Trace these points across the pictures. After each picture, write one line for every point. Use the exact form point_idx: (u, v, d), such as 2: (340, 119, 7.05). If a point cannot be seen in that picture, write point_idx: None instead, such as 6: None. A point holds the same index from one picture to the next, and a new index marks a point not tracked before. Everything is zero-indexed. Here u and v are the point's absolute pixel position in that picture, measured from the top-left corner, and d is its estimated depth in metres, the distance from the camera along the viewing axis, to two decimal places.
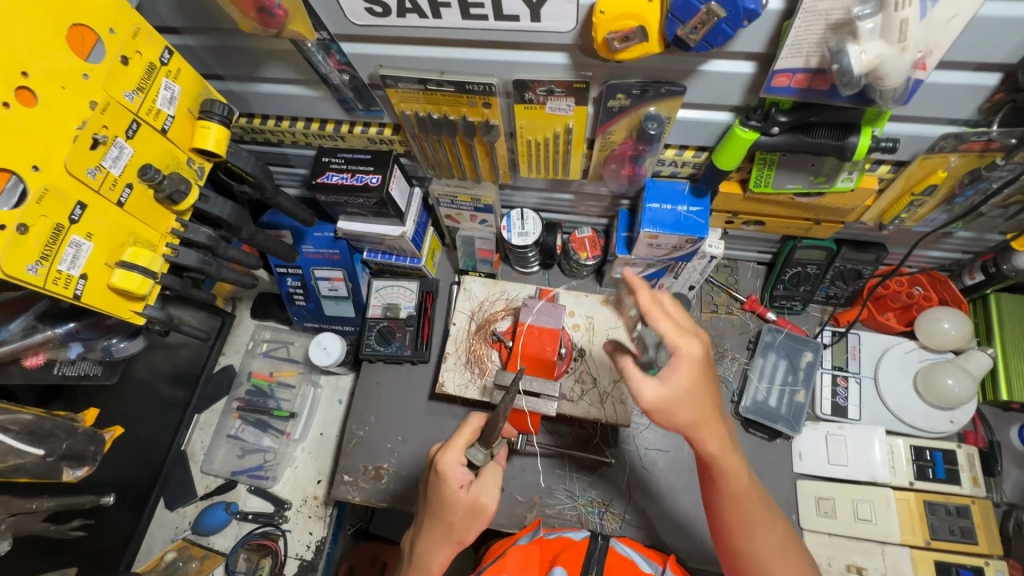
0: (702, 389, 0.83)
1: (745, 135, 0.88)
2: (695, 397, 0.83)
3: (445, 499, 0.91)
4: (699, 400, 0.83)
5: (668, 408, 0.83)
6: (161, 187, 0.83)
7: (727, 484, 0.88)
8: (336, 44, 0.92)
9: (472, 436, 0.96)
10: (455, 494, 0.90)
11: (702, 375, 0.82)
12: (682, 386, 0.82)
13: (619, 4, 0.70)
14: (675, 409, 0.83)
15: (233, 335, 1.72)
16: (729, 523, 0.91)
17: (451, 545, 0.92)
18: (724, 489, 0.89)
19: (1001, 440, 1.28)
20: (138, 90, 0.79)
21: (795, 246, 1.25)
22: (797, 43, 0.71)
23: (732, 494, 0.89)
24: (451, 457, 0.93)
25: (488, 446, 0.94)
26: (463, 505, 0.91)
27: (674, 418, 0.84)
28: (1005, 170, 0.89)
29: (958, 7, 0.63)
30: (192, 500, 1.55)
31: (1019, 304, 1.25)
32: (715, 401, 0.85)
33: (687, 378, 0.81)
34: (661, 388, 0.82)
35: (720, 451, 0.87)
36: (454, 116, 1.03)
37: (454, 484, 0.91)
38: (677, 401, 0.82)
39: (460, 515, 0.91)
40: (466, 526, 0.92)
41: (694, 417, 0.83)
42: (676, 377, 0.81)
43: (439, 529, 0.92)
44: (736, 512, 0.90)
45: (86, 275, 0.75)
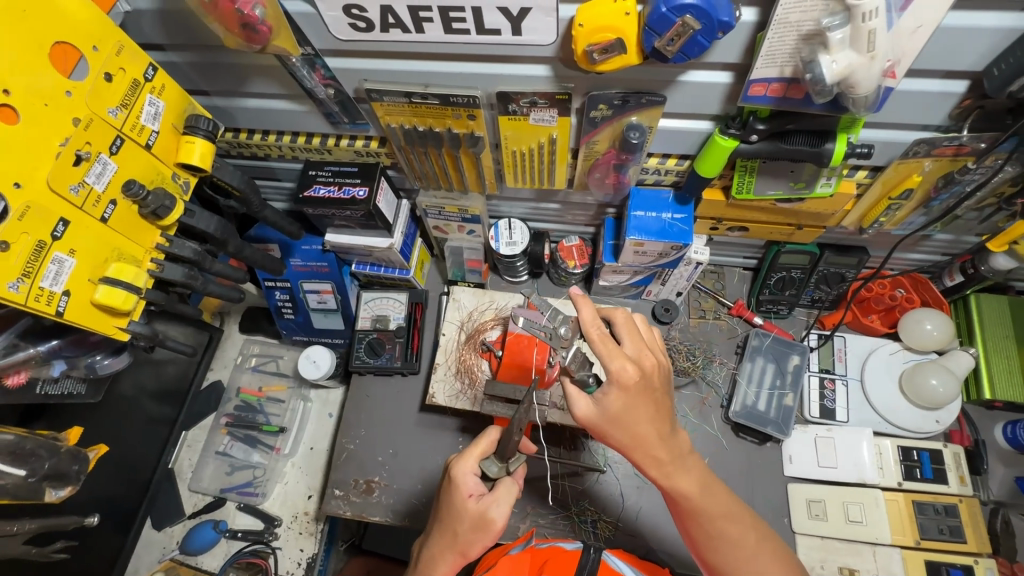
0: (635, 410, 0.84)
1: (724, 143, 0.90)
2: (628, 419, 0.85)
3: (453, 508, 0.91)
4: (634, 422, 0.85)
5: (602, 429, 0.86)
6: (145, 203, 0.83)
7: (678, 501, 0.91)
8: (320, 59, 0.93)
9: (487, 449, 0.95)
10: (463, 502, 0.90)
11: (633, 396, 0.83)
12: (611, 411, 0.84)
13: (597, 18, 0.72)
14: (608, 430, 0.86)
15: (221, 350, 1.71)
16: (693, 536, 0.93)
17: (455, 557, 0.90)
18: (679, 504, 0.91)
19: (986, 438, 1.30)
20: (122, 106, 0.79)
21: (778, 251, 1.27)
22: (770, 53, 0.73)
23: (686, 509, 0.91)
24: (464, 465, 0.93)
25: (503, 460, 0.94)
26: (470, 516, 0.89)
27: (609, 439, 0.87)
28: (977, 173, 0.91)
29: (923, 18, 0.65)
30: (179, 519, 1.53)
31: (998, 304, 1.28)
32: (653, 420, 0.86)
33: (617, 401, 0.83)
34: (591, 409, 0.86)
35: (664, 474, 0.89)
36: (439, 128, 1.04)
37: (463, 493, 0.91)
38: (610, 422, 0.85)
39: (466, 526, 0.89)
40: (471, 539, 0.89)
41: (629, 439, 0.86)
42: (607, 401, 0.84)
43: (446, 538, 0.91)
44: (698, 526, 0.92)
45: (69, 292, 0.74)
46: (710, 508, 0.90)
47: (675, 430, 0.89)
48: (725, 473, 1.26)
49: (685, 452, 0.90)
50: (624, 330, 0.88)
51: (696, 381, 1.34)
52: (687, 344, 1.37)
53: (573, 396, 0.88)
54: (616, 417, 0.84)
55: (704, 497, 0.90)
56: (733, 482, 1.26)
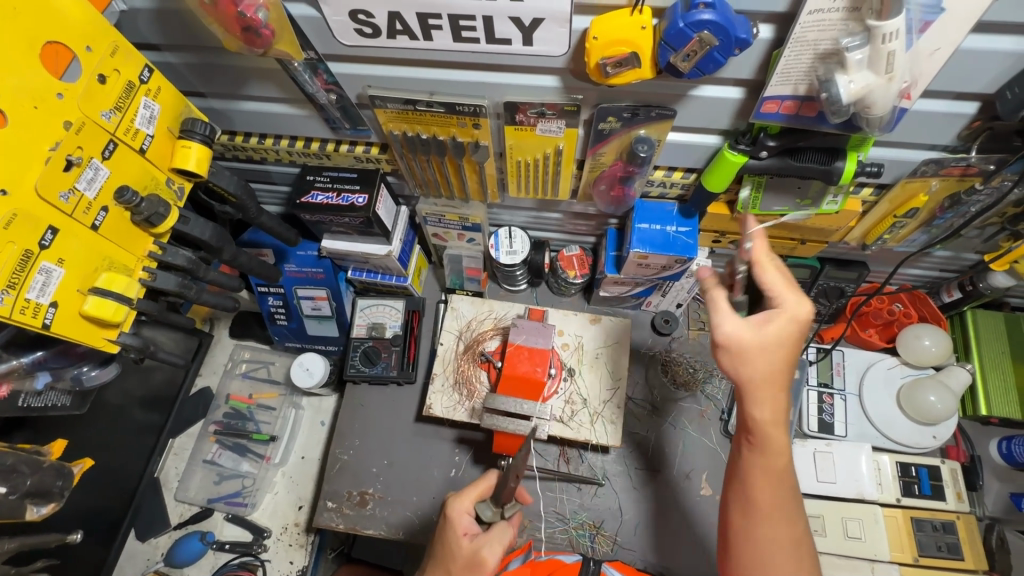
0: (786, 349, 0.77)
1: (733, 158, 0.89)
2: (768, 351, 0.76)
3: (447, 546, 0.89)
4: (776, 356, 0.76)
5: (742, 352, 0.77)
6: (139, 210, 0.79)
7: (760, 471, 0.80)
8: (323, 64, 0.90)
9: (484, 490, 0.95)
10: (457, 540, 0.89)
11: (794, 334, 0.77)
12: (780, 346, 0.77)
13: (612, 31, 0.71)
14: (751, 354, 0.76)
15: (210, 355, 1.67)
16: (743, 517, 0.81)
17: None
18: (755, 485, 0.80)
19: (981, 453, 1.31)
20: (115, 109, 0.76)
21: (780, 265, 1.26)
22: (786, 71, 0.72)
23: (759, 493, 0.80)
24: (460, 504, 0.93)
25: (499, 505, 0.92)
26: (463, 554, 0.87)
27: (742, 364, 0.78)
28: (983, 195, 0.92)
29: (941, 40, 0.65)
30: (165, 530, 1.48)
31: (994, 321, 1.29)
32: (787, 370, 0.78)
33: (777, 330, 0.76)
34: (744, 329, 0.77)
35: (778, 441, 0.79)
36: (444, 136, 1.02)
37: (458, 531, 0.90)
38: (761, 346, 0.76)
39: (459, 564, 0.87)
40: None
41: (764, 376, 0.77)
42: (766, 327, 0.76)
43: (438, 574, 0.89)
44: (760, 511, 0.80)
45: (56, 303, 0.71)
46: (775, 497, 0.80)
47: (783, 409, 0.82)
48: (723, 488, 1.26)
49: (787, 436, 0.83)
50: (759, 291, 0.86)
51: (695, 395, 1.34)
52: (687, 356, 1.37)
53: (722, 309, 0.79)
54: (770, 345, 0.76)
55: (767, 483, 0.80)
56: None
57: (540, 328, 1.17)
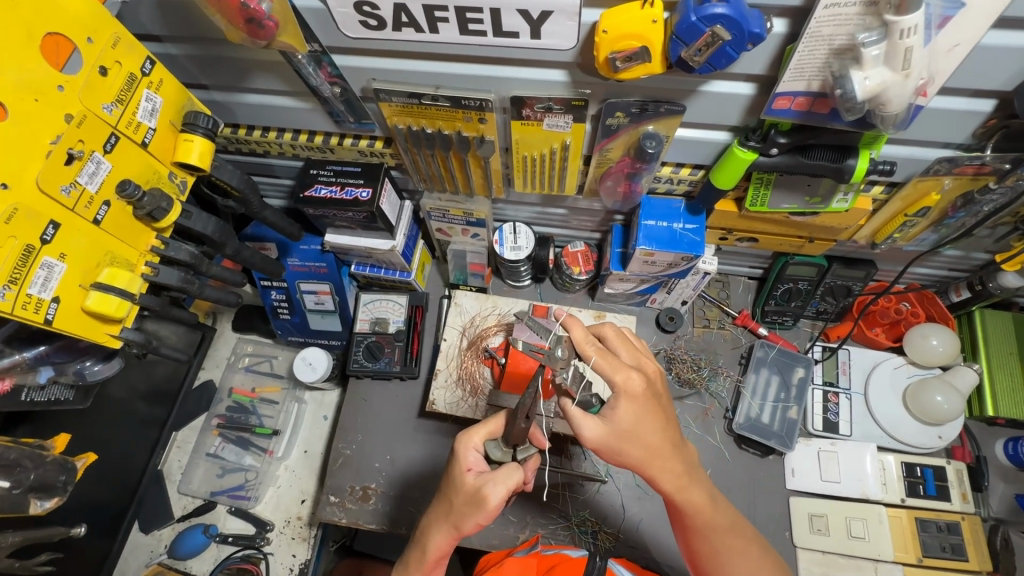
0: (646, 423, 0.82)
1: (743, 155, 0.88)
2: (634, 440, 0.82)
3: (452, 480, 0.89)
4: (640, 439, 0.82)
5: (615, 448, 0.82)
6: (141, 204, 0.78)
7: (689, 517, 0.88)
8: (327, 56, 0.89)
9: (495, 429, 0.92)
10: (460, 476, 0.87)
11: (642, 406, 0.82)
12: (647, 424, 0.82)
13: (622, 24, 0.69)
14: (623, 448, 0.82)
15: (214, 348, 1.67)
16: (697, 551, 0.91)
17: (448, 530, 0.87)
18: (689, 519, 0.89)
19: (987, 454, 1.30)
20: (117, 102, 0.75)
21: (787, 262, 1.25)
22: (799, 67, 0.71)
23: (697, 524, 0.89)
24: (470, 440, 0.90)
25: (508, 444, 0.89)
26: (466, 488, 0.86)
27: (622, 457, 0.83)
28: (997, 194, 0.90)
29: (960, 37, 0.64)
30: (168, 522, 1.49)
31: (1003, 321, 1.28)
32: (664, 433, 0.84)
33: (627, 413, 0.81)
34: (601, 428, 0.81)
35: (676, 482, 0.86)
36: (449, 131, 1.01)
37: (463, 466, 0.88)
38: (622, 437, 0.82)
39: (461, 498, 0.86)
40: (464, 513, 0.85)
41: (643, 453, 0.83)
42: (617, 415, 0.81)
43: (442, 507, 0.89)
44: (703, 541, 0.90)
45: (59, 298, 0.71)
46: (706, 520, 0.88)
47: (684, 439, 0.88)
48: (727, 486, 1.25)
49: (694, 462, 0.89)
50: (617, 344, 0.90)
51: (700, 392, 1.33)
52: (692, 354, 1.36)
53: (578, 420, 0.82)
54: (629, 428, 0.81)
55: (700, 514, 0.88)
56: (735, 495, 1.25)
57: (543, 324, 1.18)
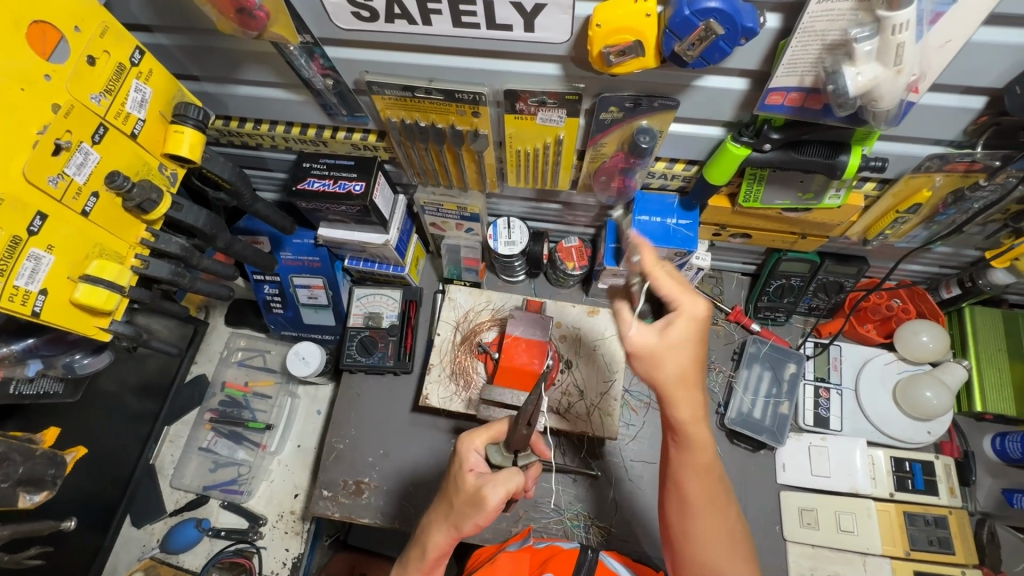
0: (692, 347, 0.80)
1: (736, 150, 0.88)
2: (663, 364, 0.80)
3: (454, 480, 0.89)
4: (666, 371, 0.81)
5: (654, 357, 0.81)
6: (130, 196, 0.78)
7: (692, 454, 0.82)
8: (319, 48, 0.88)
9: (498, 434, 0.92)
10: (461, 476, 0.88)
11: (693, 333, 0.80)
12: (683, 351, 0.80)
13: (615, 18, 0.69)
14: (661, 360, 0.80)
15: (206, 343, 1.66)
16: (685, 498, 0.83)
17: (448, 529, 0.87)
18: (686, 458, 0.83)
19: (975, 450, 1.31)
20: (105, 92, 0.74)
21: (780, 258, 1.26)
22: (792, 62, 0.71)
23: (694, 462, 0.82)
24: (472, 441, 0.91)
25: (509, 449, 0.90)
26: (466, 489, 0.86)
27: (654, 370, 0.81)
28: (987, 191, 0.91)
29: (952, 33, 0.64)
30: (160, 516, 1.48)
31: (992, 318, 1.29)
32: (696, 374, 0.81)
33: (680, 330, 0.80)
34: (648, 334, 0.81)
35: (694, 416, 0.82)
36: (442, 124, 1.00)
37: (464, 466, 0.89)
38: (663, 347, 0.80)
39: (461, 498, 0.86)
40: (463, 514, 0.85)
41: (674, 374, 0.80)
42: (671, 328, 0.80)
43: (443, 507, 0.90)
44: (694, 488, 0.82)
45: (46, 291, 0.70)
46: (698, 493, 0.82)
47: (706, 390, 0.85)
48: None
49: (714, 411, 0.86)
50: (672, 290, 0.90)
51: None
52: None
53: (629, 320, 0.81)
54: (677, 345, 0.80)
55: (697, 484, 0.82)
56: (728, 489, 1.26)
57: (537, 320, 1.19)
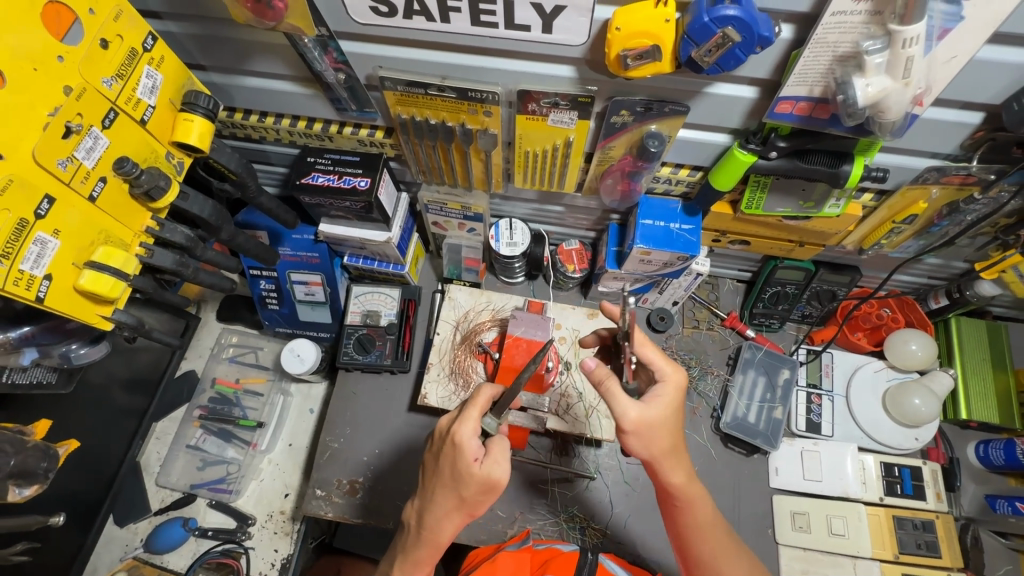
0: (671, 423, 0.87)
1: (743, 157, 0.90)
2: (652, 438, 0.86)
3: (458, 473, 0.89)
4: (653, 441, 0.87)
5: (643, 436, 0.86)
6: (138, 182, 0.76)
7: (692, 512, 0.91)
8: (334, 42, 0.88)
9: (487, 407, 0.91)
10: (469, 468, 0.88)
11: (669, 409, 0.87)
12: (663, 430, 0.87)
13: (635, 22, 0.70)
14: (653, 438, 0.86)
15: (197, 338, 1.63)
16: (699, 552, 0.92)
17: (462, 517, 0.93)
18: (686, 514, 0.91)
19: (959, 456, 1.35)
20: (117, 77, 0.73)
21: (776, 266, 1.28)
22: (803, 72, 0.73)
23: (693, 522, 0.91)
24: (468, 428, 0.88)
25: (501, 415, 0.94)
26: (477, 479, 0.88)
27: (650, 448, 0.87)
28: (980, 204, 0.94)
29: (958, 49, 0.66)
30: (145, 515, 1.45)
31: (976, 328, 1.34)
32: (678, 447, 0.89)
33: (659, 410, 0.86)
34: (640, 411, 0.84)
35: (686, 479, 0.90)
36: (452, 123, 1.00)
37: (469, 457, 0.87)
38: (649, 428, 0.85)
39: (473, 489, 0.89)
40: (478, 499, 0.91)
41: (666, 447, 0.87)
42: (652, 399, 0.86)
43: (452, 499, 0.91)
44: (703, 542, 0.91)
45: (51, 276, 0.68)
46: (705, 550, 0.91)
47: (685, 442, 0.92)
48: (713, 483, 1.28)
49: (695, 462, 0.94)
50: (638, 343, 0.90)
51: (688, 392, 1.36)
52: (681, 354, 1.39)
53: (620, 404, 0.84)
54: (656, 423, 0.86)
55: (701, 542, 0.92)
56: (721, 492, 1.27)
57: (539, 320, 1.20)
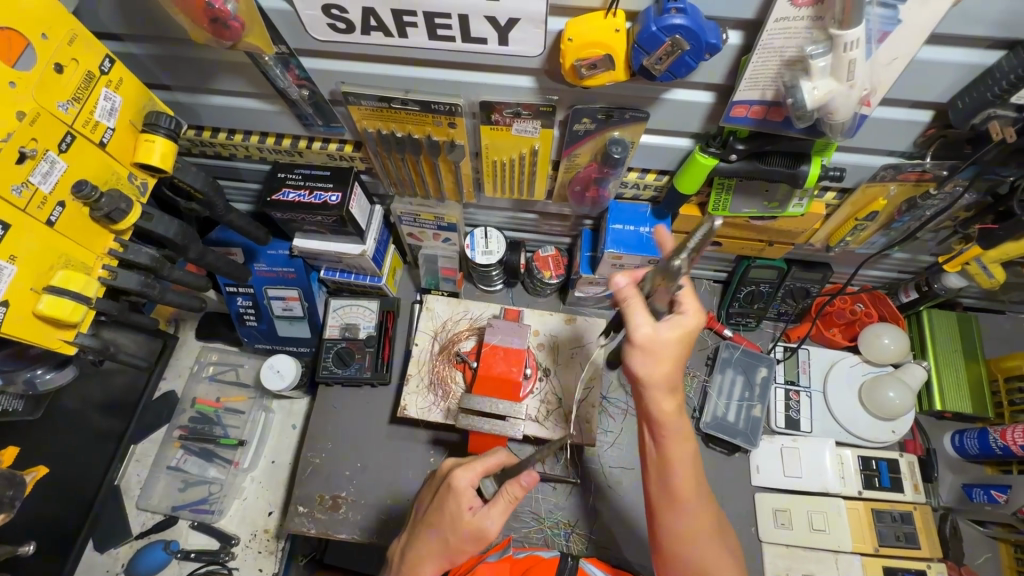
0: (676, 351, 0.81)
1: (704, 161, 0.91)
2: (653, 357, 0.80)
3: (449, 516, 0.90)
4: (654, 363, 0.80)
5: (642, 351, 0.80)
6: (98, 205, 0.76)
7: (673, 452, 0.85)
8: (295, 59, 0.89)
9: (492, 467, 0.93)
10: (461, 514, 0.89)
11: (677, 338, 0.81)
12: (663, 358, 0.80)
13: (586, 33, 0.72)
14: (653, 359, 0.80)
15: (175, 358, 1.62)
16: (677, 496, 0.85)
17: (443, 562, 0.92)
18: (671, 454, 0.85)
19: (936, 447, 1.37)
20: (73, 100, 0.73)
21: (749, 265, 1.30)
22: (754, 76, 0.74)
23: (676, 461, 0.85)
24: (467, 477, 0.91)
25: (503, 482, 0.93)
26: (466, 528, 0.89)
27: (647, 368, 0.81)
28: (937, 200, 0.96)
29: (898, 50, 0.68)
30: (125, 539, 1.42)
31: (947, 320, 1.36)
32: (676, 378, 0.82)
33: (667, 332, 0.80)
34: (648, 324, 0.80)
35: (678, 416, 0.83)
36: (419, 135, 1.01)
37: (463, 504, 0.89)
38: (650, 344, 0.80)
39: (460, 536, 0.89)
40: (462, 548, 0.90)
41: (658, 374, 0.81)
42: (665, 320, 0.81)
43: (437, 542, 0.91)
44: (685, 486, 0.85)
45: (8, 302, 0.68)
46: (685, 495, 0.85)
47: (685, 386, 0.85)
48: None
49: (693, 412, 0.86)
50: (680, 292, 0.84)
51: None
52: None
53: (634, 310, 0.81)
54: (663, 345, 0.80)
55: (680, 485, 0.85)
56: None
57: (516, 328, 1.20)
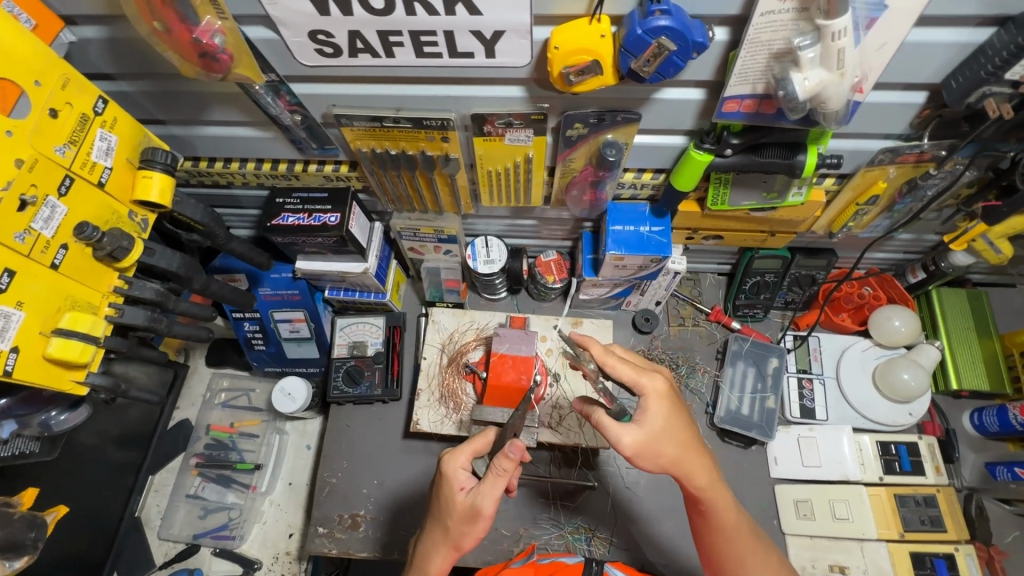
0: (675, 422, 0.84)
1: (700, 157, 0.91)
2: (659, 450, 0.83)
3: (444, 501, 0.90)
4: (661, 454, 0.83)
5: (650, 448, 0.83)
6: (101, 245, 0.77)
7: (715, 516, 0.88)
8: (285, 85, 0.89)
9: (481, 447, 0.92)
10: (453, 495, 0.88)
11: (671, 411, 0.84)
12: (673, 433, 0.84)
13: (573, 40, 0.71)
14: (661, 446, 0.83)
15: (187, 386, 1.63)
16: (722, 553, 0.89)
17: (449, 550, 0.89)
18: (711, 518, 0.88)
19: (955, 427, 1.35)
20: (70, 143, 0.74)
21: (753, 257, 1.29)
22: (743, 71, 0.74)
23: (718, 525, 0.88)
24: (457, 460, 0.90)
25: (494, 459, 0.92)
26: (460, 508, 0.88)
27: (658, 458, 0.83)
28: (938, 179, 0.96)
29: (886, 36, 0.68)
30: (150, 570, 1.43)
31: (957, 298, 1.34)
32: (692, 433, 0.86)
33: (657, 414, 0.83)
34: (637, 431, 0.82)
35: (703, 470, 0.86)
36: (413, 151, 1.01)
37: (453, 486, 0.89)
38: (654, 440, 0.82)
39: (456, 518, 0.88)
40: (462, 531, 0.88)
41: (673, 454, 0.84)
42: (648, 416, 0.83)
43: (439, 531, 0.91)
44: (727, 544, 0.88)
45: (18, 348, 0.70)
46: (730, 550, 0.88)
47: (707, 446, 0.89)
48: None
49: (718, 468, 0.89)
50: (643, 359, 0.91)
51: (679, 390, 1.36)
52: (669, 353, 1.39)
53: (615, 427, 0.82)
54: (662, 432, 0.83)
55: (727, 541, 0.88)
56: None
57: (522, 336, 1.19)
